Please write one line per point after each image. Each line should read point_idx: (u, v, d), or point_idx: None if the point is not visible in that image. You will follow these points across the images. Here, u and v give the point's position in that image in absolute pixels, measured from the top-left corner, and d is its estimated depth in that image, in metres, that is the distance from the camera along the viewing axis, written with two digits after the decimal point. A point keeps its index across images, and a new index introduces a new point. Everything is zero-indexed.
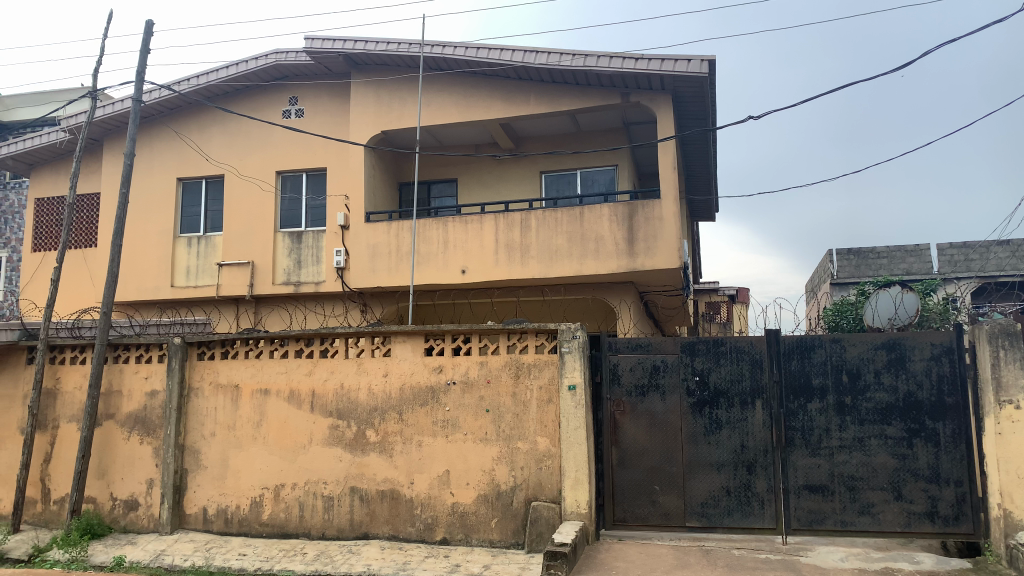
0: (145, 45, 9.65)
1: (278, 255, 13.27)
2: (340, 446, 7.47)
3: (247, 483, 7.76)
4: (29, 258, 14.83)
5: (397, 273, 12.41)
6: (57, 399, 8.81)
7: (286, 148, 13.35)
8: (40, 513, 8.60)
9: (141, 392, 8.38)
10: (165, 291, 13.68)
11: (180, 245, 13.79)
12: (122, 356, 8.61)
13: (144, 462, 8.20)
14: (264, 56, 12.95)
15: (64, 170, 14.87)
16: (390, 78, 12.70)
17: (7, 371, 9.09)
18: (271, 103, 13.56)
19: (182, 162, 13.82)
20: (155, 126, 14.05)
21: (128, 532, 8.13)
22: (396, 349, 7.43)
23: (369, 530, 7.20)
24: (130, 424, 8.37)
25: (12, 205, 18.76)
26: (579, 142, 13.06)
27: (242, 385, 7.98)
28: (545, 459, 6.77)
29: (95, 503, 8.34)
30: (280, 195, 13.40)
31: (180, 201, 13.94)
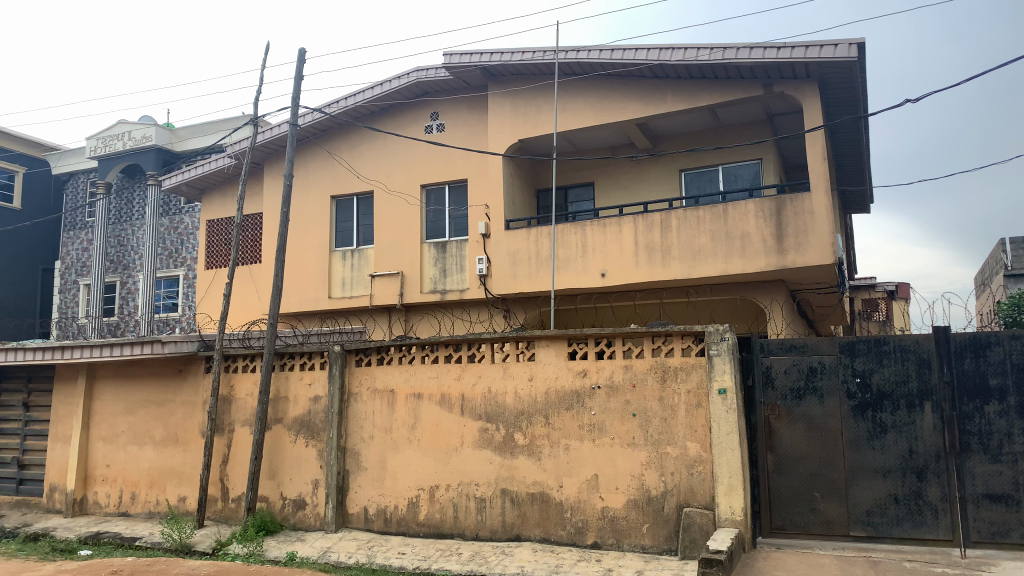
0: (298, 72, 10.29)
1: (425, 265, 13.76)
2: (490, 449, 7.63)
3: (404, 484, 8.09)
4: (204, 274, 16.15)
5: (539, 279, 12.54)
6: (233, 404, 9.54)
7: (429, 161, 13.81)
8: (220, 510, 9.31)
9: (306, 397, 8.92)
10: (323, 302, 14.50)
11: (335, 258, 14.55)
12: (288, 363, 9.19)
13: (310, 464, 8.71)
14: (406, 75, 13.46)
15: (230, 192, 16.08)
16: (526, 87, 12.86)
17: (189, 379, 9.92)
18: (414, 118, 14.08)
19: (335, 180, 14.61)
20: (309, 148, 14.94)
21: (298, 529, 8.65)
22: (541, 354, 7.51)
23: (521, 532, 7.31)
24: (296, 428, 8.93)
25: (187, 227, 20.47)
26: (720, 137, 12.71)
27: (396, 390, 8.32)
28: (696, 464, 6.62)
29: (268, 501, 8.95)
30: (424, 208, 13.87)
31: (334, 216, 14.72)
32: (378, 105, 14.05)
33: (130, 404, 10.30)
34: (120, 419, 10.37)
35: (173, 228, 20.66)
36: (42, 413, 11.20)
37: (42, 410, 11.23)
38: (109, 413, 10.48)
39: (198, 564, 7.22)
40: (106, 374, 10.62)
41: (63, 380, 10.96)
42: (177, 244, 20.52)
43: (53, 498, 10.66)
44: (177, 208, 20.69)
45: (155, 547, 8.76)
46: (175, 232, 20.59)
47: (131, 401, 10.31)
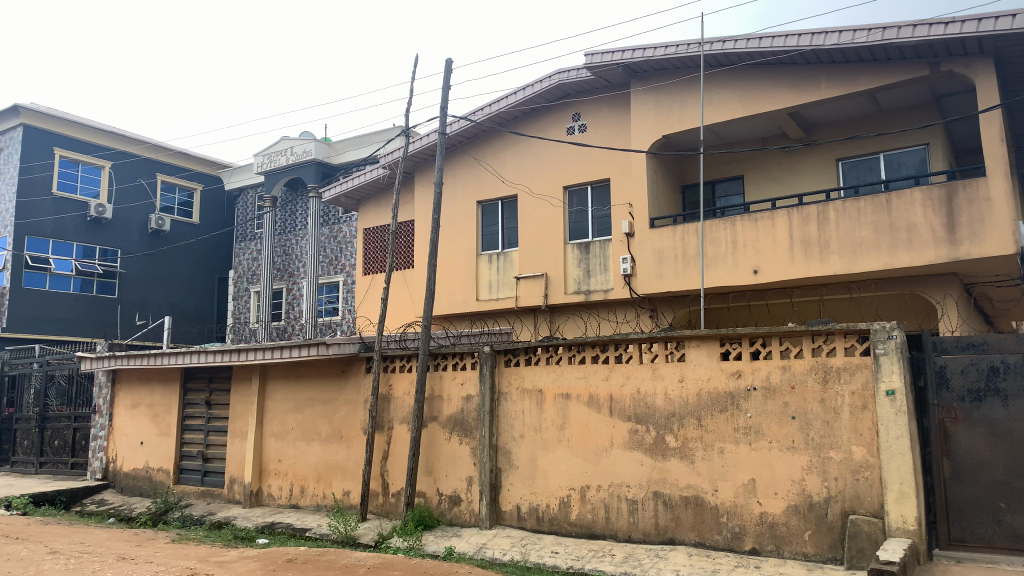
0: (445, 82, 10.64)
1: (569, 265, 13.80)
2: (641, 450, 7.55)
3: (555, 484, 8.15)
4: (361, 280, 17.00)
5: (687, 277, 12.29)
6: (391, 403, 9.98)
7: (573, 162, 13.84)
8: (382, 504, 9.76)
9: (459, 396, 9.19)
10: (471, 304, 14.89)
11: (482, 261, 14.88)
12: (441, 364, 9.50)
13: (464, 462, 8.97)
14: (548, 78, 13.59)
15: (384, 201, 16.83)
16: (670, 82, 12.66)
17: (350, 379, 10.47)
18: (556, 120, 14.17)
19: (481, 185, 14.96)
20: (455, 155, 15.38)
21: (454, 525, 8.93)
22: (692, 354, 7.36)
23: (675, 536, 7.19)
24: (450, 426, 9.21)
25: (345, 235, 21.61)
26: (881, 123, 11.97)
27: (545, 390, 8.41)
28: (862, 469, 6.27)
29: (425, 497, 9.29)
30: (568, 209, 13.93)
31: (480, 221, 15.06)
32: (522, 109, 14.26)
33: (299, 403, 10.99)
34: (289, 416, 11.07)
35: (332, 237, 21.87)
36: (222, 410, 12.17)
37: (222, 408, 12.20)
38: (280, 411, 11.22)
39: (364, 556, 7.60)
40: (276, 374, 11.38)
41: (240, 380, 11.87)
42: (337, 252, 21.71)
43: (233, 489, 11.56)
44: (336, 218, 21.92)
45: (323, 537, 9.31)
46: (335, 241, 21.79)
47: (299, 400, 10.99)
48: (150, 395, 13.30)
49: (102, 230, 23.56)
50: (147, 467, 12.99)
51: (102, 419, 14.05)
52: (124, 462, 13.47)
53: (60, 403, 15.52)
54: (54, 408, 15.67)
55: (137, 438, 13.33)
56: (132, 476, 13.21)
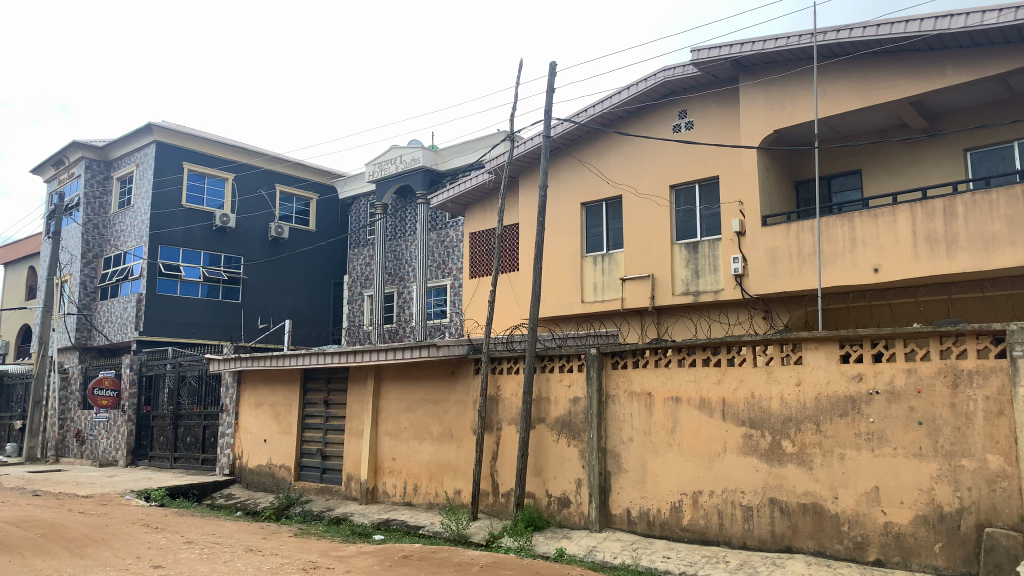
0: (550, 84, 10.69)
1: (677, 266, 13.58)
2: (755, 456, 7.34)
3: (667, 488, 8.03)
4: (468, 283, 17.28)
5: (802, 277, 11.89)
6: (499, 404, 10.11)
7: (679, 160, 13.61)
8: (492, 503, 9.89)
9: (566, 398, 9.21)
10: (577, 306, 14.89)
11: (587, 263, 14.85)
12: (548, 366, 9.54)
13: (573, 464, 8.97)
14: (653, 76, 13.45)
15: (489, 205, 17.05)
16: (781, 76, 12.29)
17: (460, 381, 10.67)
18: (662, 119, 13.97)
19: (586, 186, 14.93)
20: (560, 157, 15.40)
21: (564, 527, 8.94)
22: (809, 357, 7.11)
23: (792, 544, 6.95)
24: (559, 428, 9.24)
25: (451, 240, 22.04)
26: (1014, 109, 11.19)
27: (654, 394, 8.30)
28: (998, 480, 5.89)
29: (535, 498, 9.35)
30: (675, 208, 13.70)
31: (585, 222, 15.03)
32: (627, 109, 14.16)
33: (411, 404, 11.27)
34: (402, 416, 11.38)
35: (440, 241, 22.35)
36: (339, 410, 12.64)
37: (339, 408, 12.67)
38: (393, 410, 11.55)
39: (477, 554, 7.73)
40: (389, 376, 11.73)
41: (355, 381, 12.30)
42: (444, 256, 22.17)
43: (350, 486, 11.99)
44: (443, 223, 22.40)
45: (436, 535, 9.52)
46: (442, 245, 22.27)
47: (411, 400, 11.28)
48: (272, 396, 13.96)
49: (226, 238, 24.92)
50: (270, 464, 13.63)
51: (229, 418, 14.86)
52: (249, 459, 14.19)
53: (191, 402, 16.52)
54: (185, 407, 16.69)
55: (260, 436, 14.01)
56: (257, 472, 13.91)
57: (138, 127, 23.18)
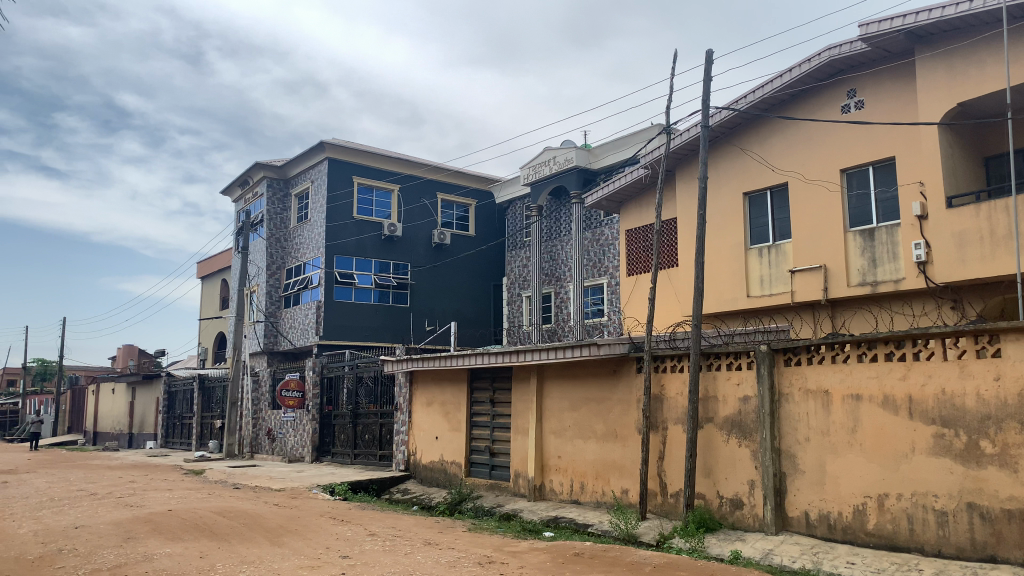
0: (707, 73, 10.43)
1: (852, 255, 12.81)
2: (948, 457, 6.80)
3: (849, 490, 7.60)
4: (627, 281, 17.15)
5: (996, 261, 10.89)
6: (664, 403, 9.97)
7: (848, 143, 12.85)
8: (661, 504, 9.76)
9: (735, 397, 8.94)
10: (742, 301, 14.43)
11: (752, 256, 14.33)
12: (715, 364, 9.30)
13: (745, 464, 8.69)
14: (818, 55, 12.82)
15: (645, 201, 16.85)
16: (963, 44, 11.34)
17: (623, 379, 10.60)
18: (829, 100, 13.24)
19: (747, 176, 14.41)
20: (719, 147, 14.97)
21: (737, 528, 8.68)
22: (1009, 350, 6.49)
23: (996, 554, 6.37)
24: (728, 427, 8.98)
25: (607, 238, 21.99)
26: None
27: (832, 391, 7.88)
28: None
29: (705, 498, 9.14)
30: (847, 194, 12.93)
31: (748, 213, 14.51)
32: (789, 92, 13.57)
33: (574, 402, 11.34)
34: (566, 414, 11.48)
35: (595, 240, 22.37)
36: (505, 408, 12.93)
37: (505, 406, 12.96)
38: (557, 409, 11.67)
39: (649, 554, 7.66)
40: (552, 375, 11.85)
41: (519, 380, 12.53)
42: (600, 254, 22.16)
43: (518, 483, 12.25)
44: (598, 222, 22.37)
45: (606, 534, 9.52)
46: (597, 244, 22.28)
47: (575, 399, 11.34)
48: (441, 394, 14.51)
49: (394, 246, 26.17)
50: (442, 460, 14.17)
51: (403, 416, 15.59)
52: (422, 455, 14.82)
53: (368, 401, 17.50)
54: (363, 406, 17.70)
55: (432, 433, 14.59)
56: (430, 468, 14.50)
57: (312, 145, 24.86)
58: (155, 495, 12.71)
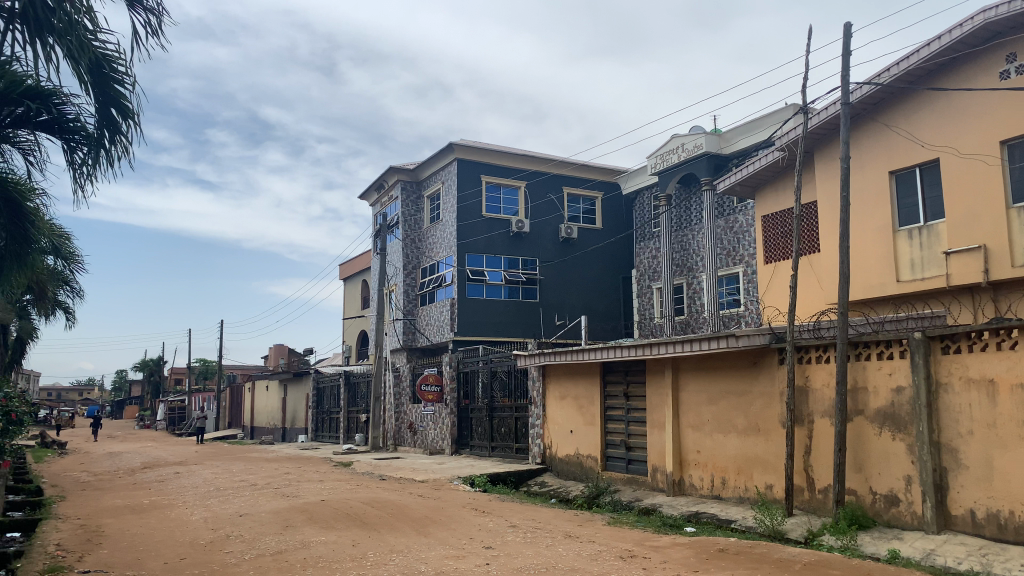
0: (846, 47, 9.89)
1: (1016, 233, 11.82)
2: None
3: (1021, 488, 7.02)
4: (764, 269, 16.55)
5: None
6: (809, 395, 9.57)
7: (1008, 112, 11.87)
8: (808, 500, 9.37)
9: (887, 388, 8.46)
10: (892, 286, 13.61)
11: (901, 238, 13.49)
12: (864, 354, 8.85)
13: (900, 459, 8.21)
14: (971, 19, 11.93)
15: (781, 184, 16.21)
16: None
17: (764, 371, 10.25)
18: (985, 67, 12.27)
19: (893, 153, 13.56)
20: (861, 124, 14.19)
21: (893, 527, 8.21)
22: None
23: None
24: (880, 420, 8.52)
25: (742, 225, 21.34)
26: None
27: (997, 380, 7.31)
28: None
29: (857, 495, 8.70)
30: (1008, 166, 11.93)
31: (895, 193, 13.65)
32: (939, 61, 12.69)
33: (713, 395, 11.08)
34: (704, 408, 11.24)
35: (729, 228, 21.75)
36: (640, 402, 12.80)
37: (640, 400, 12.83)
38: (695, 403, 11.44)
39: (798, 552, 7.38)
40: (688, 368, 11.63)
41: (654, 374, 12.36)
42: (735, 242, 21.53)
43: (656, 478, 12.10)
44: (731, 208, 21.72)
45: (750, 530, 9.24)
46: (731, 231, 21.67)
47: (713, 393, 11.09)
48: (575, 388, 14.52)
49: (523, 242, 26.46)
50: (578, 453, 14.20)
51: (538, 409, 15.74)
52: (559, 448, 14.90)
53: (503, 395, 17.80)
54: (498, 400, 18.02)
55: (567, 427, 14.64)
56: (567, 461, 14.57)
57: (442, 148, 25.56)
58: (309, 485, 13.49)
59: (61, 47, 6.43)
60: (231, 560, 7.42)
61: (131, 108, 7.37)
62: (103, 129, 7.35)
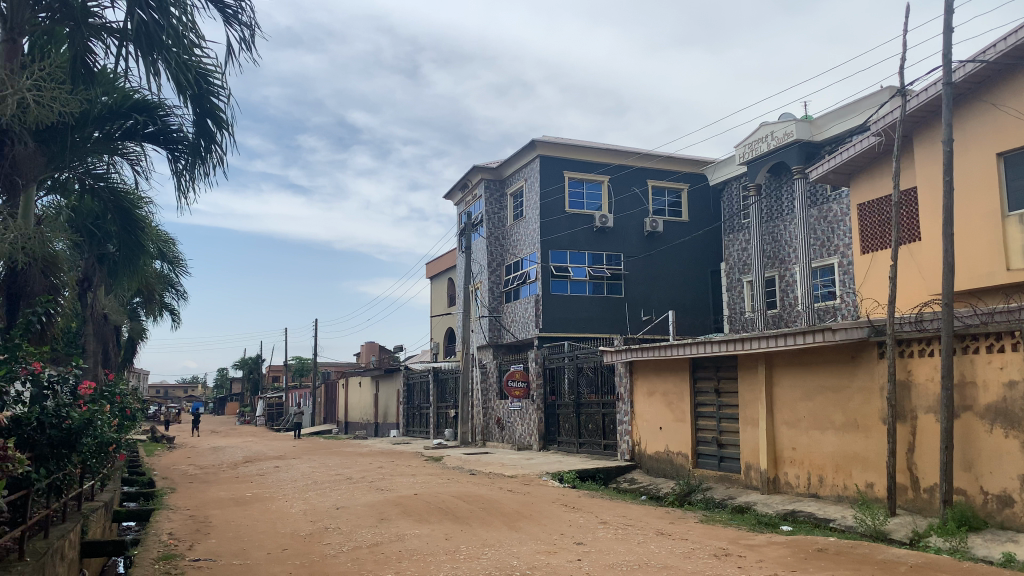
0: (948, 23, 9.40)
1: None
2: None
3: None
4: (861, 259, 15.93)
5: None
6: (912, 390, 9.17)
7: None
8: (913, 500, 8.98)
9: (998, 383, 8.03)
10: (1002, 275, 12.89)
11: (1011, 224, 12.74)
12: (971, 346, 8.43)
13: (1014, 457, 7.78)
14: None
15: (877, 171, 15.57)
16: None
17: (863, 365, 9.88)
18: None
19: (1001, 133, 12.84)
20: (965, 104, 13.50)
21: (1007, 529, 7.78)
22: None
23: None
24: (991, 416, 8.09)
25: (836, 214, 20.61)
26: None
27: None
28: None
29: (966, 495, 8.28)
30: None
31: (1004, 176, 12.90)
32: None
33: (809, 391, 10.76)
34: (800, 404, 10.92)
35: (822, 217, 21.03)
36: (731, 398, 12.54)
37: (731, 396, 12.57)
38: (789, 398, 11.13)
39: (903, 553, 7.09)
40: (782, 363, 11.33)
41: (746, 369, 12.08)
42: (829, 232, 20.81)
43: (750, 475, 11.84)
44: (825, 197, 20.99)
45: (850, 530, 8.93)
46: (826, 221, 20.95)
47: (809, 388, 10.76)
48: (663, 384, 14.34)
49: (608, 237, 26.29)
50: (668, 450, 14.02)
51: (626, 405, 15.62)
52: (648, 445, 14.74)
53: (590, 391, 17.76)
54: (585, 396, 17.99)
55: (657, 423, 14.47)
56: (656, 458, 14.41)
57: (524, 145, 25.65)
58: (402, 479, 13.81)
59: (165, 63, 6.76)
60: (331, 552, 7.67)
61: (226, 119, 7.69)
62: (200, 139, 7.70)
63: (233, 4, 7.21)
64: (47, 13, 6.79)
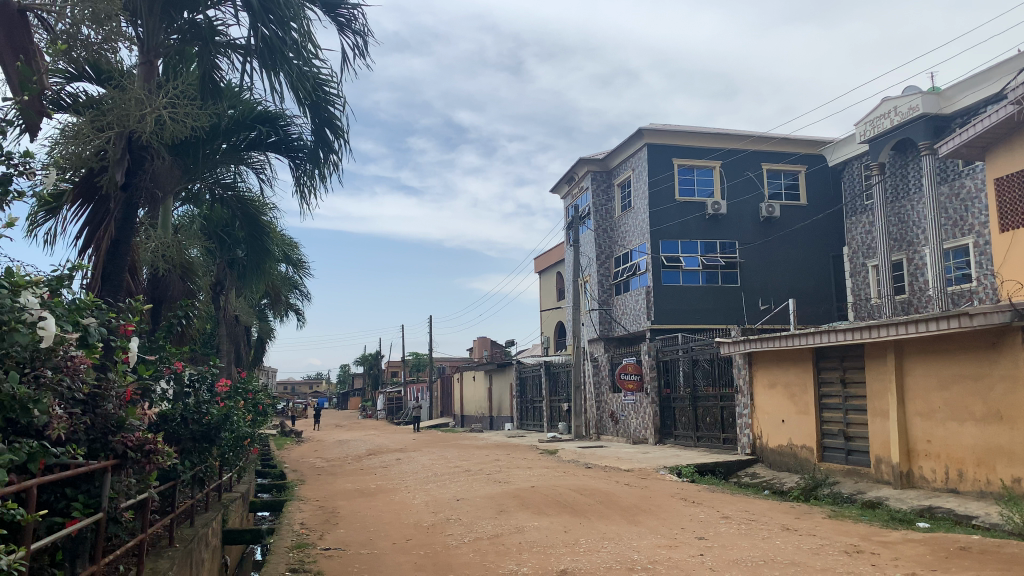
0: None
1: None
2: None
3: None
4: (1000, 239, 14.86)
5: None
6: None
7: None
8: None
9: None
10: None
11: None
12: None
13: None
14: None
15: (1016, 143, 14.45)
16: None
17: (1006, 352, 9.21)
18: None
19: None
20: None
21: None
22: None
23: None
24: None
25: (970, 191, 19.32)
26: None
27: None
28: None
29: None
30: None
31: None
32: None
33: (945, 380, 10.14)
34: (934, 394, 10.32)
35: (954, 195, 19.79)
36: (858, 389, 11.98)
37: (858, 386, 12.01)
38: (922, 388, 10.54)
39: None
40: (913, 350, 10.72)
41: (874, 357, 11.51)
42: (962, 211, 19.55)
43: (881, 469, 11.29)
44: (956, 173, 19.72)
45: (996, 527, 8.37)
46: (958, 199, 19.68)
47: (944, 376, 10.15)
48: (785, 375, 13.87)
49: (721, 224, 25.62)
50: (792, 444, 13.55)
51: (745, 398, 15.21)
52: (770, 438, 14.30)
53: (707, 383, 17.41)
54: (702, 388, 17.64)
55: (779, 416, 14.02)
56: (779, 452, 13.96)
57: (631, 134, 25.36)
58: (519, 472, 13.96)
59: (285, 77, 7.09)
60: (453, 542, 7.85)
61: (343, 127, 7.98)
62: (319, 147, 8.03)
63: (345, 13, 7.47)
64: (178, 35, 7.27)
